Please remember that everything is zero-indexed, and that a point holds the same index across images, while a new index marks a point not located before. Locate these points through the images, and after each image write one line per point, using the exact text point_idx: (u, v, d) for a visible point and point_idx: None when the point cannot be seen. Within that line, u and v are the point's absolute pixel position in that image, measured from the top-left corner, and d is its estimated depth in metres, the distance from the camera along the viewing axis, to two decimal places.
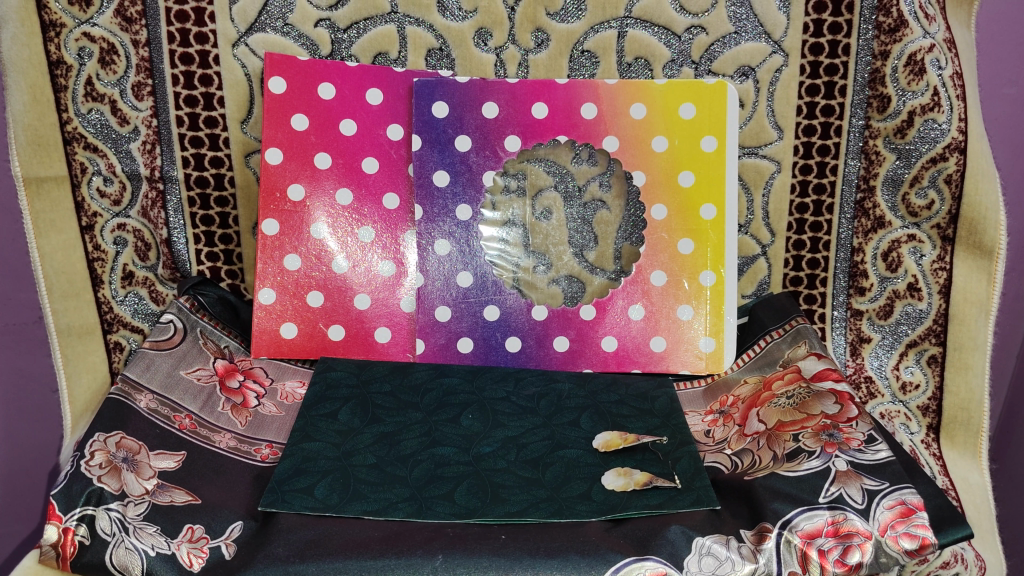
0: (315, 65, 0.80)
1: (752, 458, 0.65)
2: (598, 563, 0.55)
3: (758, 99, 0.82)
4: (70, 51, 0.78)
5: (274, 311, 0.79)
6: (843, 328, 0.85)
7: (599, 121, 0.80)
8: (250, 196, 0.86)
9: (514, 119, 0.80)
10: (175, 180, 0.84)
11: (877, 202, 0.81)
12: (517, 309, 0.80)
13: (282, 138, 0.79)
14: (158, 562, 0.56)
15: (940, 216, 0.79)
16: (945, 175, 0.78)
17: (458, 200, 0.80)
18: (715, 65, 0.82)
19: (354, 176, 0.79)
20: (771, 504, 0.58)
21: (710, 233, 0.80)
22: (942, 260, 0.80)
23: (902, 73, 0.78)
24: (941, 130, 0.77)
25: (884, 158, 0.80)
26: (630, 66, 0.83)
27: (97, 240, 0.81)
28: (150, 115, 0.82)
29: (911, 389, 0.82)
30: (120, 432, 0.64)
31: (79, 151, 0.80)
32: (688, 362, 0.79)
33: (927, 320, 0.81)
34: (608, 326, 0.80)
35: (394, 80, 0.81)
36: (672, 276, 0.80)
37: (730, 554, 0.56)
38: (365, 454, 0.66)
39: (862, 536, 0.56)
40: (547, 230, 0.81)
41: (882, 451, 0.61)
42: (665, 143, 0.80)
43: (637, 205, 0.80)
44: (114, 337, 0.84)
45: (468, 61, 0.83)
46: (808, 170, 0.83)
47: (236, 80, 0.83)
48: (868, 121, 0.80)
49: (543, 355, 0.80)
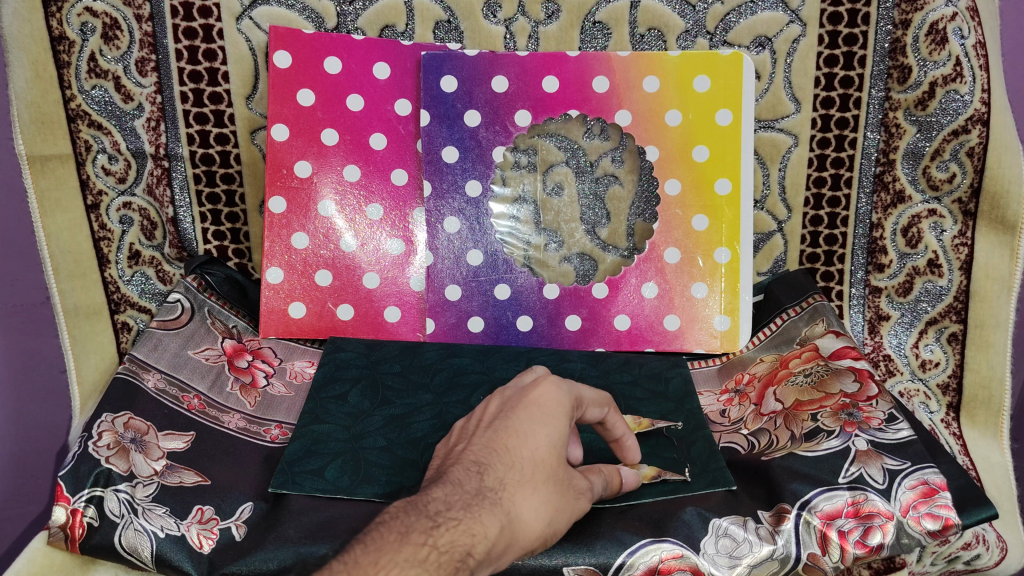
0: (320, 38, 0.78)
1: (770, 438, 0.64)
2: (612, 546, 0.54)
3: (775, 71, 0.80)
4: (72, 27, 0.76)
5: (282, 290, 0.78)
6: (861, 306, 0.83)
7: (611, 94, 0.78)
8: (256, 174, 0.84)
9: (525, 93, 0.78)
10: (180, 158, 0.83)
11: (897, 175, 0.79)
12: (528, 288, 0.79)
13: (288, 114, 0.77)
14: (168, 544, 0.55)
15: (962, 189, 0.77)
16: (967, 147, 0.76)
17: (467, 176, 0.78)
18: (730, 36, 0.80)
19: (362, 152, 0.78)
20: (789, 484, 0.57)
21: (725, 209, 0.78)
22: (963, 235, 0.78)
23: (924, 43, 0.76)
24: (963, 102, 0.75)
25: (905, 131, 0.78)
26: (643, 37, 0.81)
27: (103, 219, 0.80)
28: (154, 91, 0.80)
29: (930, 367, 0.80)
30: (128, 412, 0.63)
31: (83, 129, 0.78)
32: (703, 341, 0.78)
33: (947, 297, 0.79)
34: (620, 305, 0.79)
35: (401, 53, 0.79)
36: (687, 253, 0.78)
37: (748, 535, 0.55)
38: (376, 436, 0.65)
39: (883, 516, 0.55)
40: (559, 207, 0.79)
41: (903, 430, 0.60)
42: (679, 117, 0.78)
43: (650, 179, 0.79)
44: (122, 317, 0.82)
45: (477, 34, 0.82)
46: (826, 144, 0.81)
47: (241, 55, 0.81)
48: (888, 93, 0.78)
49: (555, 335, 0.78)
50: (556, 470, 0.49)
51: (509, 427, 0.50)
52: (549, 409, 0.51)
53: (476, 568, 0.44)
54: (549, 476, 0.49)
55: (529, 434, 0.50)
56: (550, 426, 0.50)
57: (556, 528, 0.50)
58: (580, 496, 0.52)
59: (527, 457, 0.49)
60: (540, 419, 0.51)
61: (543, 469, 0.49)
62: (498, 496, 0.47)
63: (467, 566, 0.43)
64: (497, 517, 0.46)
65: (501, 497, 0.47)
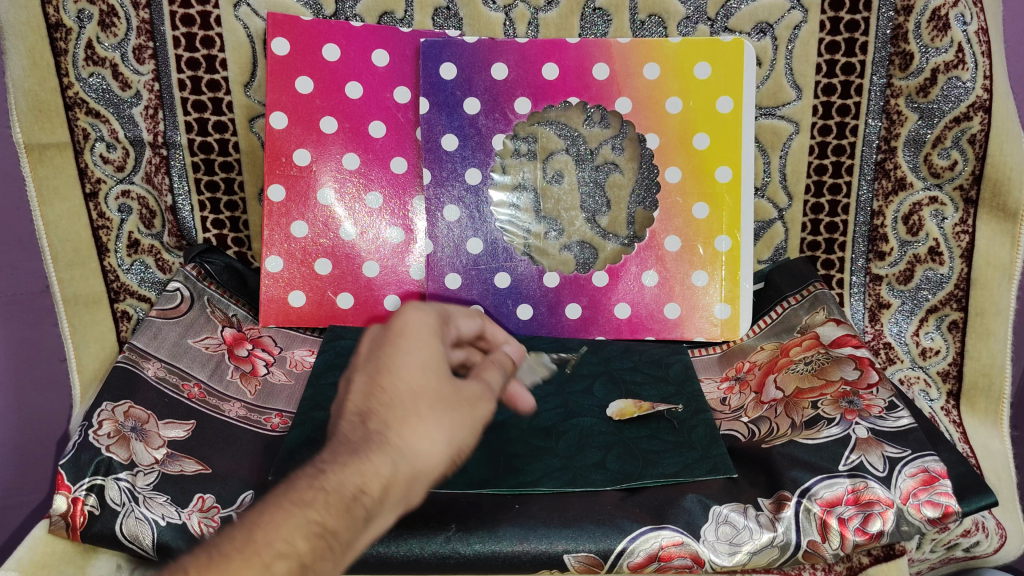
0: (318, 25, 0.77)
1: (770, 426, 0.64)
2: (612, 533, 0.55)
3: (776, 57, 0.80)
4: (69, 14, 0.76)
5: (282, 279, 0.78)
6: (862, 294, 0.83)
7: (611, 82, 0.78)
8: (256, 162, 0.84)
9: (525, 80, 0.78)
10: (179, 146, 0.82)
11: (899, 163, 0.79)
12: (529, 277, 0.79)
13: (286, 102, 0.77)
14: (169, 532, 0.55)
15: (963, 176, 0.77)
16: (969, 134, 0.75)
17: (467, 164, 0.78)
18: (731, 23, 0.80)
19: (362, 140, 0.78)
20: (789, 472, 0.57)
21: (726, 197, 0.78)
22: (963, 223, 0.78)
23: (926, 29, 0.75)
24: (964, 89, 0.74)
25: (906, 118, 0.78)
26: (644, 24, 0.80)
27: (102, 208, 0.80)
28: (151, 79, 0.80)
29: (930, 355, 0.80)
30: (128, 401, 0.63)
31: (81, 117, 0.78)
32: (703, 329, 0.78)
33: (948, 285, 0.79)
34: (621, 293, 0.78)
35: (400, 40, 0.78)
36: (687, 241, 0.78)
37: (748, 522, 0.55)
38: None
39: (883, 503, 0.55)
40: (559, 195, 0.79)
41: (903, 418, 0.60)
42: (680, 105, 0.78)
43: (650, 166, 0.79)
44: (121, 306, 0.82)
45: (477, 21, 0.81)
46: (828, 131, 0.81)
47: (239, 42, 0.81)
48: (890, 79, 0.78)
49: (555, 323, 0.78)
50: (438, 390, 0.47)
51: (381, 369, 0.47)
52: (415, 339, 0.49)
53: (374, 508, 0.41)
54: (432, 401, 0.46)
55: (401, 368, 0.47)
56: (415, 356, 0.48)
57: (462, 443, 0.47)
58: (476, 404, 0.49)
59: (404, 389, 0.46)
60: (407, 352, 0.48)
61: (424, 396, 0.46)
62: (385, 436, 0.43)
63: (362, 504, 0.40)
64: (387, 454, 0.42)
65: (389, 437, 0.43)
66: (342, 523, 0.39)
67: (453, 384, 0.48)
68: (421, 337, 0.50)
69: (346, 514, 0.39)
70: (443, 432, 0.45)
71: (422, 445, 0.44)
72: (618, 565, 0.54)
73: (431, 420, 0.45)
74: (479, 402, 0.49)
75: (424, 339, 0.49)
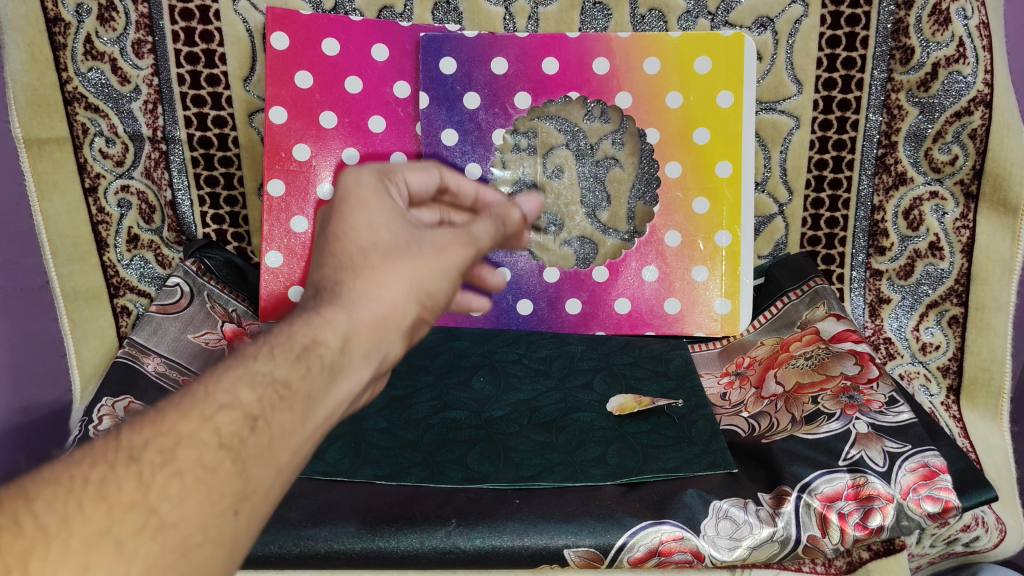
0: (318, 18, 0.77)
1: (770, 421, 0.64)
2: (612, 527, 0.55)
3: (776, 52, 0.80)
4: (67, 8, 0.75)
5: (281, 274, 0.78)
6: (862, 289, 0.83)
7: (611, 76, 0.78)
8: (255, 158, 0.83)
9: (524, 75, 0.78)
10: (178, 140, 0.82)
11: (899, 158, 0.79)
12: (529, 271, 0.79)
13: (286, 96, 0.77)
14: None
15: (964, 171, 0.76)
16: (970, 129, 0.75)
17: (467, 159, 0.78)
18: (731, 17, 0.79)
19: (361, 135, 0.77)
20: (789, 467, 0.57)
21: (726, 191, 0.78)
22: (964, 218, 0.78)
23: (926, 23, 0.75)
24: (965, 83, 0.74)
25: (907, 113, 0.77)
26: (644, 18, 0.80)
27: (101, 202, 0.80)
28: (151, 74, 0.80)
29: (931, 350, 0.80)
30: (128, 395, 0.65)
31: (80, 112, 0.78)
32: (703, 324, 0.78)
33: (948, 280, 0.79)
34: (621, 288, 0.79)
35: (399, 35, 0.78)
36: (687, 236, 0.78)
37: (748, 517, 0.55)
38: (376, 418, 0.65)
39: (883, 498, 0.55)
40: (559, 189, 0.79)
41: (904, 413, 0.60)
42: (680, 99, 0.77)
43: (650, 161, 0.78)
44: (121, 301, 0.82)
45: (477, 15, 0.81)
46: (828, 126, 0.80)
47: (238, 36, 0.80)
48: (891, 74, 0.77)
49: (555, 318, 0.78)
50: (392, 244, 0.44)
51: (329, 235, 0.44)
52: (359, 198, 0.46)
53: (336, 362, 0.38)
54: (386, 255, 0.43)
55: (347, 230, 0.44)
56: (362, 216, 0.44)
57: (433, 290, 0.44)
58: (447, 248, 0.46)
59: (353, 248, 0.43)
60: (352, 213, 0.45)
61: (376, 251, 0.43)
62: (338, 292, 0.41)
63: (318, 355, 0.38)
64: (340, 308, 0.40)
65: (341, 292, 0.41)
66: (294, 375, 0.36)
67: (413, 235, 0.45)
68: (365, 194, 0.46)
69: (300, 367, 0.37)
70: (403, 280, 0.43)
71: (382, 298, 0.42)
72: (618, 560, 0.55)
73: (386, 271, 0.42)
74: (449, 247, 0.46)
75: (366, 194, 0.46)
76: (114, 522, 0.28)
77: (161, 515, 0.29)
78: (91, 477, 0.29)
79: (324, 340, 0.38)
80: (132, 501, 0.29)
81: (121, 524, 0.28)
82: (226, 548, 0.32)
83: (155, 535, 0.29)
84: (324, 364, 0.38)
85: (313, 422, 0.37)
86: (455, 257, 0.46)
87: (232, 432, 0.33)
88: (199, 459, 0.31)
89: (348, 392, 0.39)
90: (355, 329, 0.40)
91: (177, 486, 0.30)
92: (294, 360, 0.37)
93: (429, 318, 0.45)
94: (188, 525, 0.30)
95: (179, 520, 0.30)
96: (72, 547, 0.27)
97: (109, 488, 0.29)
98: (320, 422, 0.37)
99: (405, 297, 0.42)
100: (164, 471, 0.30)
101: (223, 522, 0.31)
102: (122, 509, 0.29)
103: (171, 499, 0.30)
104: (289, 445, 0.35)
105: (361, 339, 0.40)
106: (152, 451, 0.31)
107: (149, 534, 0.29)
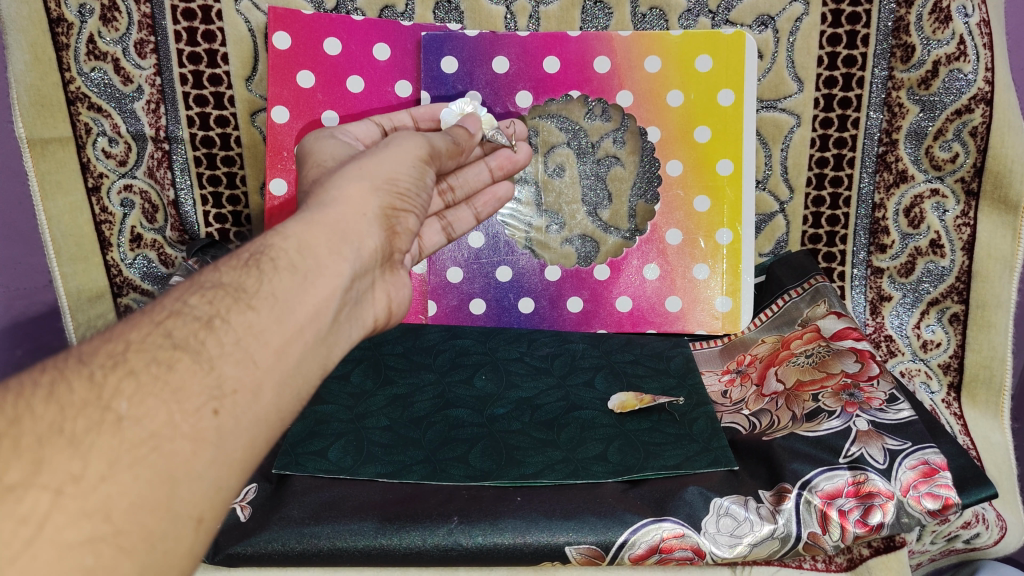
0: (320, 18, 0.77)
1: (770, 419, 0.65)
2: (614, 525, 0.55)
3: (778, 50, 0.80)
4: (70, 8, 0.76)
5: None
6: (862, 287, 0.83)
7: (613, 75, 0.78)
8: (258, 157, 0.83)
9: (526, 74, 0.78)
10: (180, 140, 0.82)
11: (900, 156, 0.79)
12: (530, 270, 0.79)
13: (288, 96, 0.77)
14: None
15: (964, 168, 0.77)
16: (971, 127, 0.75)
17: None
18: (733, 15, 0.79)
19: None
20: (789, 464, 0.58)
21: (727, 189, 0.78)
22: (965, 215, 0.78)
23: (927, 21, 0.75)
24: (966, 81, 0.74)
25: (908, 110, 0.77)
26: (645, 17, 0.80)
27: (104, 202, 0.80)
28: (153, 73, 0.79)
29: (931, 347, 0.80)
30: None
31: (83, 112, 0.78)
32: (704, 322, 0.78)
33: (949, 278, 0.79)
34: (622, 286, 0.79)
35: (401, 34, 0.79)
36: (688, 234, 0.78)
37: (748, 514, 0.55)
38: (378, 416, 0.65)
39: (883, 496, 0.55)
40: (560, 188, 0.80)
41: (904, 411, 0.60)
42: (681, 98, 0.78)
43: (652, 161, 0.79)
44: (124, 300, 0.83)
45: (477, 14, 0.81)
46: (829, 124, 0.80)
47: (240, 36, 0.80)
48: (892, 71, 0.77)
49: (557, 316, 0.79)
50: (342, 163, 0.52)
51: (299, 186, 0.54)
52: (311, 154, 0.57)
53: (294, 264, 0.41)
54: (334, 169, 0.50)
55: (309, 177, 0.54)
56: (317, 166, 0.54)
57: (391, 176, 0.49)
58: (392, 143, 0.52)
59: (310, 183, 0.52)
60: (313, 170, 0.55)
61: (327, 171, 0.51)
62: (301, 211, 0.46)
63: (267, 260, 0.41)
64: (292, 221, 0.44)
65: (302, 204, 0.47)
66: (245, 280, 0.40)
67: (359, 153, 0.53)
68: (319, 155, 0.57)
69: (250, 272, 0.40)
70: (353, 176, 0.48)
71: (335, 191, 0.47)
72: (619, 557, 0.55)
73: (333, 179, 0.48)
74: (394, 141, 0.52)
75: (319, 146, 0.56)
76: (67, 419, 0.32)
77: (117, 411, 0.33)
78: (42, 382, 0.34)
79: (273, 246, 0.42)
80: (85, 400, 0.33)
81: (76, 419, 0.32)
82: (206, 441, 0.35)
83: (113, 429, 0.32)
84: (278, 264, 0.41)
85: (288, 319, 0.40)
86: (401, 147, 0.52)
87: (183, 334, 0.37)
88: (150, 360, 0.35)
89: (326, 288, 0.42)
90: (311, 233, 0.43)
91: (130, 386, 0.34)
92: (242, 267, 0.41)
93: (404, 204, 0.50)
94: (151, 419, 0.33)
95: (137, 414, 0.33)
96: (26, 443, 0.31)
97: (60, 389, 0.33)
98: (300, 319, 0.40)
99: (362, 189, 0.48)
100: (116, 372, 0.34)
101: (195, 418, 0.34)
102: (76, 407, 0.33)
103: (125, 397, 0.33)
104: (259, 340, 0.38)
105: (319, 238, 0.43)
106: (103, 356, 0.35)
107: (108, 429, 0.32)
